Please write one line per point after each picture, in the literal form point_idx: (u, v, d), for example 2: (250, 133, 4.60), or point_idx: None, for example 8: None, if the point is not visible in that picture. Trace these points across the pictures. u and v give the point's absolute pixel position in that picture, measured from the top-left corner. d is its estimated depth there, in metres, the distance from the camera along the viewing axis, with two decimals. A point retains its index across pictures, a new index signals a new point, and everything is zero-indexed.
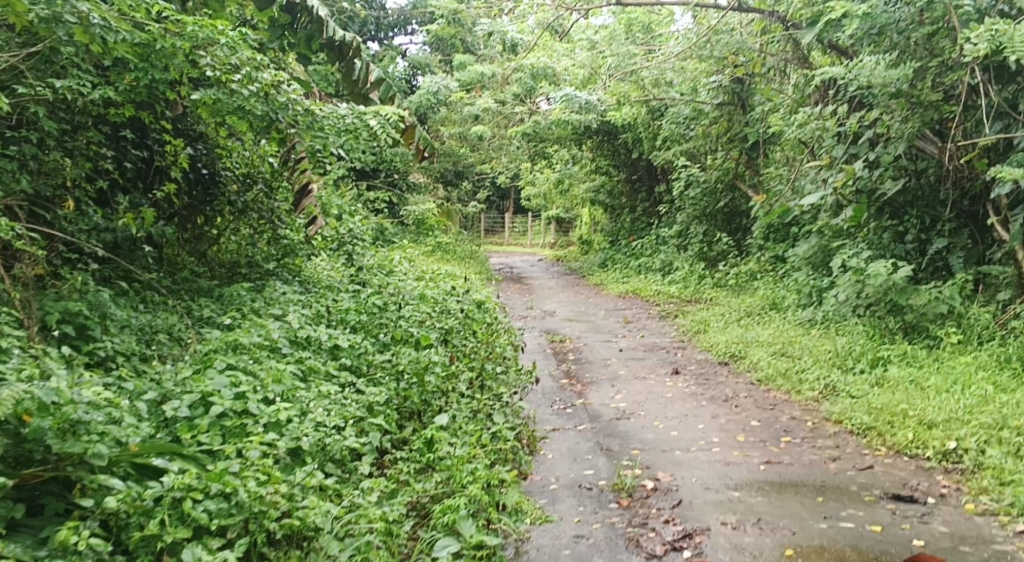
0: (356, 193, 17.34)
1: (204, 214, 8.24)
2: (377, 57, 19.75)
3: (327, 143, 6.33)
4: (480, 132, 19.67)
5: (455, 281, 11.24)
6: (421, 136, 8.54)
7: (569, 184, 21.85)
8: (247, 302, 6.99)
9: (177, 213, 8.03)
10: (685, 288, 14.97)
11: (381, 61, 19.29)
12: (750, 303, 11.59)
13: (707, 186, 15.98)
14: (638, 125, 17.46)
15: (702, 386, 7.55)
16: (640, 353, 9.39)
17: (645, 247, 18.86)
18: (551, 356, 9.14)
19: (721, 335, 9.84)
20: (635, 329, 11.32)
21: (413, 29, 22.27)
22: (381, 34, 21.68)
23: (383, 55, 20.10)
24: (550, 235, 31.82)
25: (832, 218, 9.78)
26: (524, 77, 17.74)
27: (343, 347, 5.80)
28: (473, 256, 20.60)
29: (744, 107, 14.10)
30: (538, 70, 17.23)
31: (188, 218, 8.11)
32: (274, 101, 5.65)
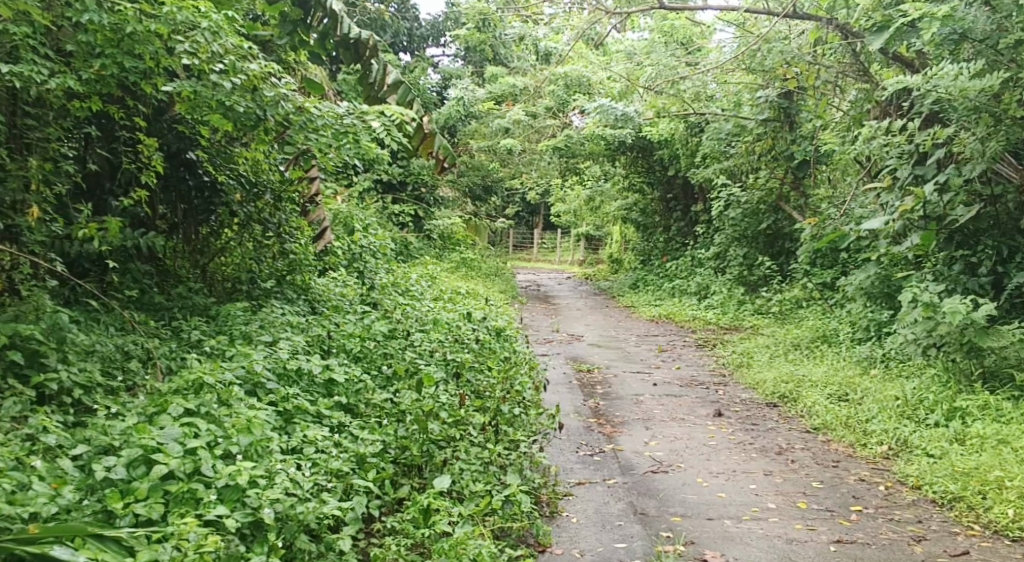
0: (378, 206, 16.78)
1: (205, 224, 7.59)
2: (407, 68, 19.13)
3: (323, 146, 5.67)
4: (511, 146, 18.98)
5: (477, 302, 10.47)
6: (441, 146, 7.73)
7: (600, 202, 21.11)
8: (239, 324, 6.26)
9: (179, 223, 7.43)
10: (723, 314, 14.08)
11: (411, 71, 18.68)
12: (797, 335, 10.68)
13: (749, 207, 15.11)
14: (676, 141, 16.67)
15: (750, 433, 6.67)
16: (676, 389, 8.52)
17: (679, 269, 17.99)
18: (578, 390, 8.31)
19: (767, 371, 8.93)
20: (670, 360, 10.45)
21: (445, 41, 21.49)
22: (413, 46, 20.90)
23: (413, 65, 19.48)
24: (579, 252, 31.03)
25: (893, 246, 8.89)
26: (557, 88, 17.13)
27: (338, 381, 5.03)
28: (499, 274, 19.84)
29: (792, 123, 13.28)
30: (573, 80, 16.52)
31: (190, 230, 7.51)
32: (263, 97, 5.18)
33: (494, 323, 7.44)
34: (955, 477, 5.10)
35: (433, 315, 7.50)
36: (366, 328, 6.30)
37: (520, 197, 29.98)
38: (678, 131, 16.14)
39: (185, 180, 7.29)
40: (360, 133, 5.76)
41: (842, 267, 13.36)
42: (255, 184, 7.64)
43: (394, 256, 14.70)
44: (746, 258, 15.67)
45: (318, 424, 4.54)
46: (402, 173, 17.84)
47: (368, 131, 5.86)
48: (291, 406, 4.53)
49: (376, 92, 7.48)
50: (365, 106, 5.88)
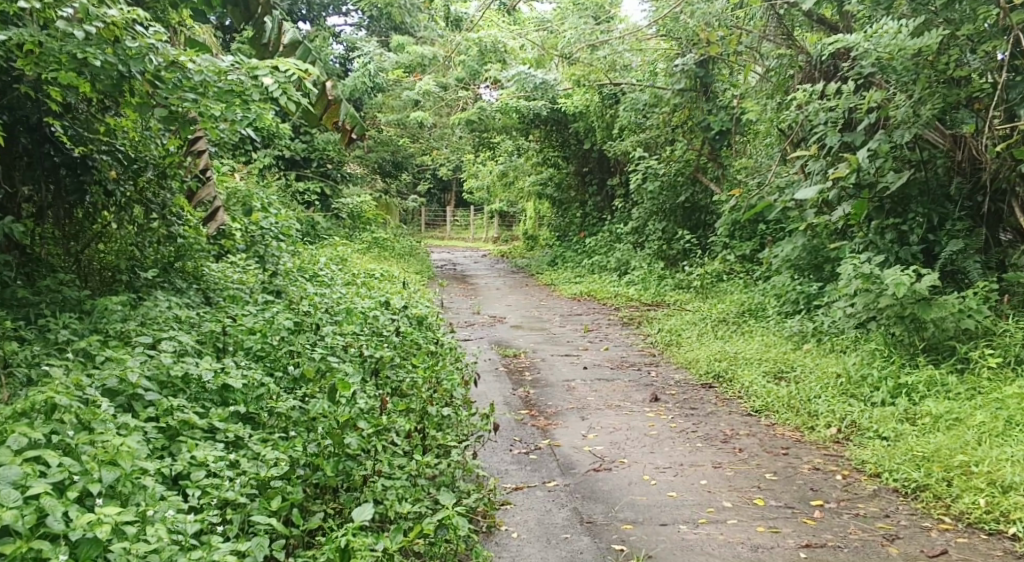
0: (282, 185, 15.89)
1: (78, 207, 6.75)
2: (308, 38, 17.86)
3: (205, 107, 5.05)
4: (420, 119, 18.18)
5: (392, 286, 9.76)
6: (347, 115, 7.00)
7: (514, 177, 20.64)
8: (117, 322, 5.45)
9: (48, 207, 6.60)
10: (644, 290, 13.77)
11: (313, 41, 17.71)
12: (723, 309, 10.37)
13: (666, 179, 14.77)
14: (590, 113, 16.26)
15: (692, 419, 6.25)
16: (607, 372, 8.06)
17: (597, 245, 17.61)
18: (505, 379, 7.75)
19: (699, 349, 8.57)
20: (597, 340, 10.01)
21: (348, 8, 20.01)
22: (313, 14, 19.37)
23: (315, 35, 18.19)
24: (493, 229, 30.53)
25: (822, 216, 8.64)
26: (469, 57, 16.51)
27: (235, 387, 4.34)
28: (413, 253, 19.13)
29: (708, 92, 12.92)
30: (485, 47, 15.91)
31: (62, 214, 6.67)
32: (125, 49, 4.56)
33: (411, 309, 6.78)
34: (917, 462, 4.76)
35: (343, 302, 6.77)
36: (265, 321, 5.55)
37: (431, 175, 29.21)
38: (592, 101, 15.70)
39: (49, 156, 6.42)
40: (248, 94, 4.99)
41: (761, 239, 13.18)
42: (136, 160, 6.80)
43: (299, 238, 13.84)
44: (665, 232, 15.38)
45: (210, 445, 3.88)
46: (307, 149, 16.90)
47: (256, 92, 5.14)
48: (176, 421, 3.92)
49: (269, 52, 6.72)
50: (254, 61, 5.18)
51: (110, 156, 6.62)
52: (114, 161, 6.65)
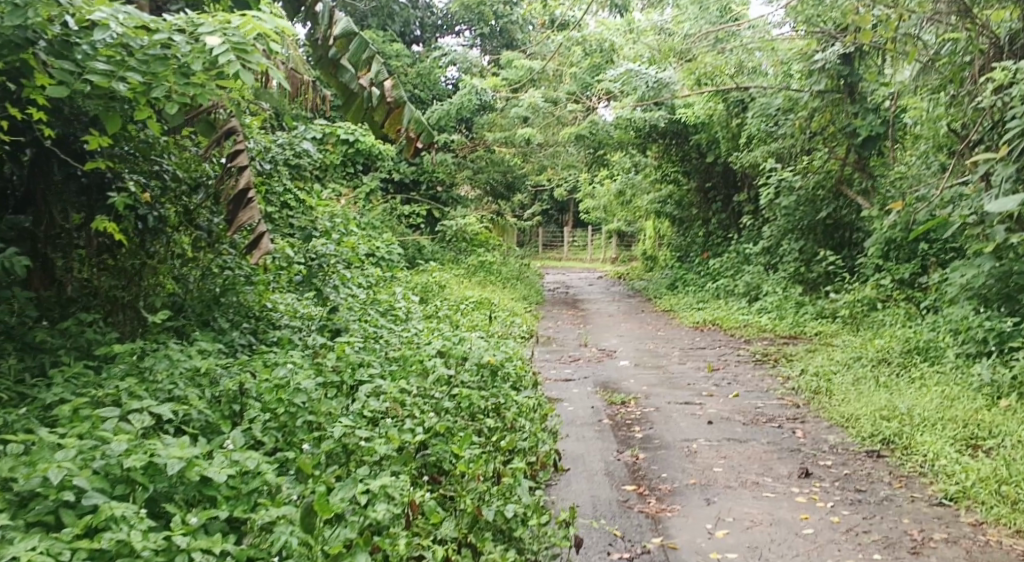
0: (385, 207, 15.11)
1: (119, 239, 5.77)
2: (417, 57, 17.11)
3: (132, 81, 4.12)
4: (529, 135, 16.81)
5: (482, 321, 8.51)
6: (411, 120, 5.96)
7: (631, 195, 19.22)
8: (115, 375, 4.44)
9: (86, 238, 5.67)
10: (779, 318, 12.01)
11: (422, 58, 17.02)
12: (882, 349, 8.56)
13: (805, 193, 12.96)
14: (714, 123, 14.73)
15: (859, 511, 4.70)
16: (738, 430, 6.50)
17: (722, 267, 15.86)
18: (609, 438, 6.32)
19: (856, 403, 6.86)
20: (725, 384, 8.39)
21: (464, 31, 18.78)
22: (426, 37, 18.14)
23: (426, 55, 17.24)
24: (611, 250, 29.07)
25: (1016, 235, 6.82)
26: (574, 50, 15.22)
27: (218, 482, 3.16)
28: (522, 277, 17.93)
29: (853, 92, 11.29)
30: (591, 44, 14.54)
31: (99, 246, 5.71)
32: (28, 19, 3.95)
33: (488, 360, 5.48)
34: None
35: (406, 348, 5.57)
36: (292, 380, 4.36)
37: (547, 194, 28.11)
38: (716, 108, 14.15)
39: (74, 175, 5.47)
40: (190, 60, 4.17)
41: (923, 261, 11.22)
42: (185, 182, 5.88)
43: (396, 263, 12.90)
44: (803, 252, 13.53)
45: None
46: (413, 171, 16.09)
47: (196, 61, 4.12)
48: (113, 541, 2.77)
49: (324, 48, 5.67)
50: (201, 19, 4.29)
51: (157, 176, 5.72)
52: (159, 181, 5.72)
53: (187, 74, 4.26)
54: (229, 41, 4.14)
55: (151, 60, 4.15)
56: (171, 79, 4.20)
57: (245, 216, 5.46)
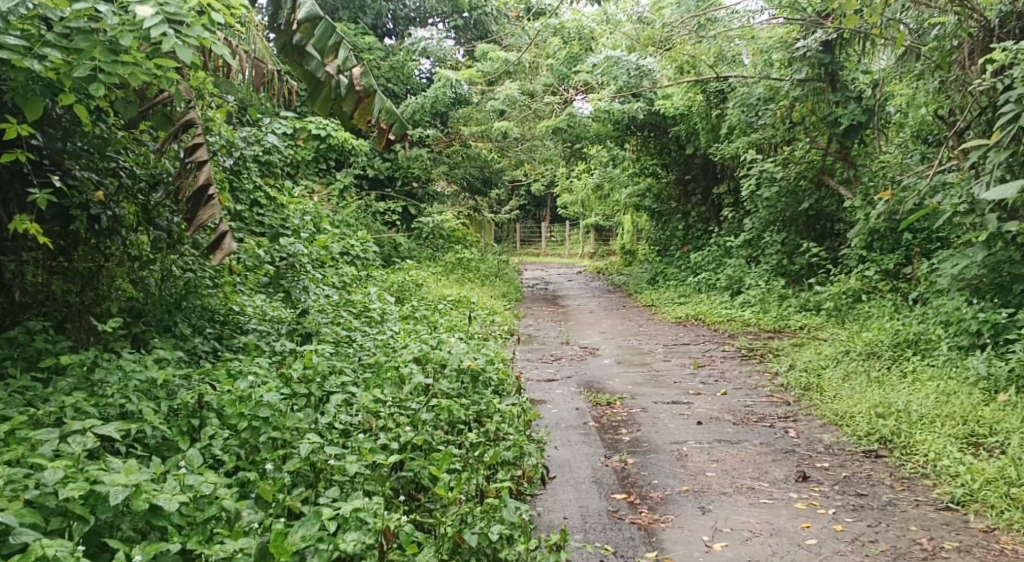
0: (360, 204, 14.73)
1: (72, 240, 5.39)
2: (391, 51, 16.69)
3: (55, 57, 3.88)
4: (505, 130, 16.43)
5: (460, 321, 8.20)
6: (381, 110, 5.57)
7: (609, 189, 18.96)
8: (62, 389, 4.09)
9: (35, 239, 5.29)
10: (763, 312, 11.79)
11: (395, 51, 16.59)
12: (872, 342, 8.34)
13: (787, 184, 12.74)
14: (693, 114, 14.51)
15: (863, 520, 4.47)
16: (730, 431, 6.24)
17: (703, 260, 15.65)
18: (596, 442, 6.04)
19: (850, 400, 6.62)
20: (712, 381, 8.14)
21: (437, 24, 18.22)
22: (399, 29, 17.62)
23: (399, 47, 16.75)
24: (589, 244, 28.82)
25: (1011, 224, 6.62)
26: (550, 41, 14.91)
27: (169, 511, 2.86)
28: (501, 274, 17.62)
29: (835, 80, 11.11)
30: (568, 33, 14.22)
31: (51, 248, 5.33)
32: None
33: (467, 364, 5.18)
34: None
35: (380, 353, 5.25)
36: (256, 392, 4.04)
37: (523, 189, 27.80)
38: (695, 99, 13.94)
39: (20, 173, 5.03)
40: (118, 32, 3.94)
41: (906, 251, 11.06)
42: (144, 179, 5.53)
43: (371, 261, 12.55)
44: (785, 244, 13.33)
45: None
46: (388, 167, 15.75)
47: (122, 34, 3.91)
48: None
49: (288, 34, 5.33)
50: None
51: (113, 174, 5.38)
52: (116, 180, 5.36)
53: (116, 51, 4.04)
54: (161, 12, 3.95)
55: (75, 34, 3.94)
56: (98, 55, 3.96)
57: (206, 214, 5.11)
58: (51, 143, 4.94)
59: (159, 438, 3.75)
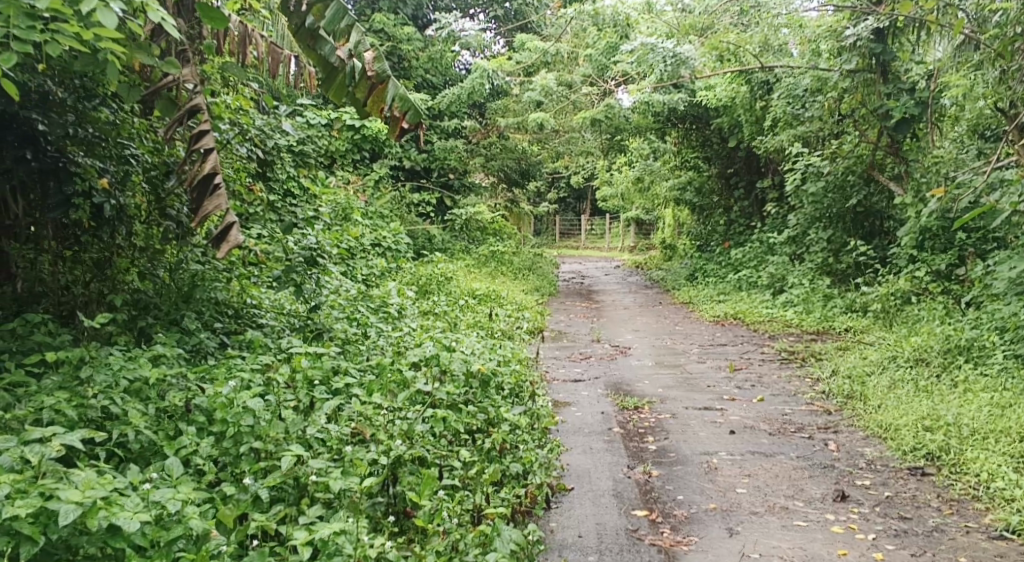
0: (394, 196, 14.51)
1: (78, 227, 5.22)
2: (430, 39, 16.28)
3: None
4: (541, 120, 15.90)
5: (485, 318, 7.92)
6: (395, 97, 5.32)
7: (649, 182, 18.53)
8: (50, 386, 3.90)
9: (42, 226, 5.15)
10: (806, 312, 11.31)
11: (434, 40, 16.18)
12: (919, 347, 7.86)
13: (834, 179, 12.21)
14: (736, 106, 14.04)
15: (906, 549, 4.09)
16: (764, 442, 5.87)
17: (745, 257, 15.16)
18: (620, 450, 5.70)
19: (896, 411, 6.19)
20: (748, 386, 7.74)
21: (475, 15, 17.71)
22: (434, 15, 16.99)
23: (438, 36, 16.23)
24: (629, 237, 28.35)
25: None
26: (590, 30, 14.53)
27: (130, 532, 2.75)
28: (536, 268, 17.30)
29: (886, 71, 10.53)
30: (607, 20, 13.83)
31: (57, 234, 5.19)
32: None
33: (479, 367, 4.89)
34: None
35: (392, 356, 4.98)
36: (248, 397, 3.81)
37: (563, 182, 27.41)
38: (739, 90, 13.49)
39: (23, 159, 4.86)
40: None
41: (959, 251, 10.50)
42: (155, 167, 5.34)
43: (402, 254, 12.33)
44: (831, 242, 12.80)
45: None
46: (423, 158, 15.53)
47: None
48: None
49: (300, 16, 5.04)
50: None
51: (124, 162, 5.21)
52: (125, 168, 5.17)
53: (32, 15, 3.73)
54: None
55: None
56: (11, 17, 3.66)
57: (211, 204, 4.86)
58: (56, 127, 4.75)
59: (144, 442, 3.54)
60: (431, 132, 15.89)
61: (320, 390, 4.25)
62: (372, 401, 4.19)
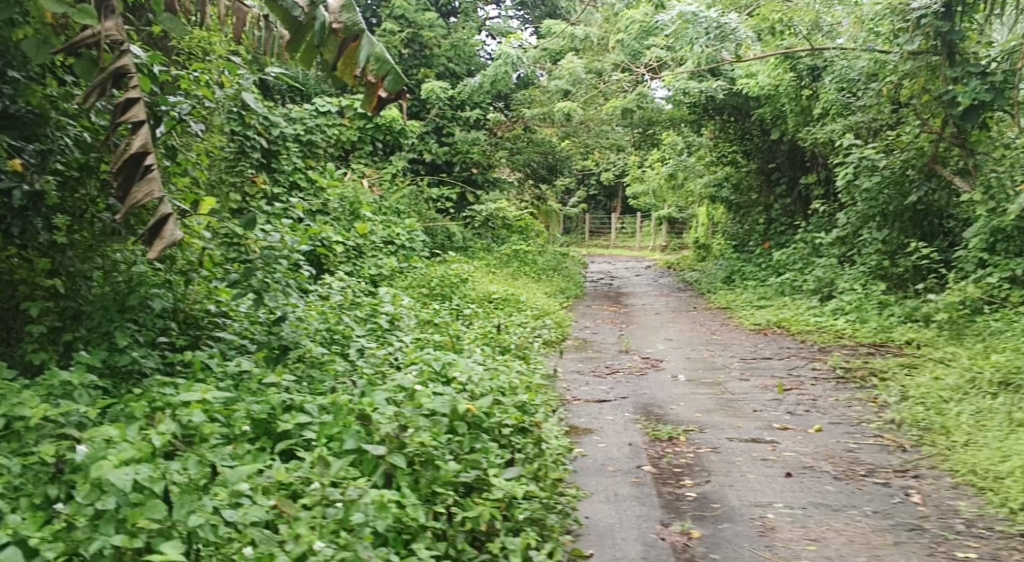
0: (412, 190, 13.52)
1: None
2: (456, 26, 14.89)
3: None
4: (568, 110, 14.73)
5: (494, 329, 6.86)
6: (370, 57, 4.48)
7: (683, 179, 17.41)
8: None
9: None
10: (859, 322, 10.12)
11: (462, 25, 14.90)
12: (1004, 368, 6.69)
13: (890, 174, 10.93)
14: (780, 95, 12.90)
15: None
16: (832, 491, 4.76)
17: (788, 259, 13.94)
18: (651, 498, 4.62)
19: (991, 452, 5.05)
20: (802, 412, 6.61)
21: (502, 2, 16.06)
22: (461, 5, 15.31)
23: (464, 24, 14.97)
24: (661, 237, 27.21)
25: None
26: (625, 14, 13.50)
27: None
28: (562, 268, 16.25)
29: (952, 52, 9.24)
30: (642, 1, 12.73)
31: None
32: None
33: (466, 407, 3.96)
34: None
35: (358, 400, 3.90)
36: (117, 462, 2.98)
37: (594, 179, 26.32)
38: (784, 77, 12.38)
39: None
40: None
41: None
42: (93, 148, 4.41)
43: (418, 252, 11.33)
44: (886, 243, 11.40)
45: None
46: (445, 151, 14.49)
47: None
48: None
49: None
50: None
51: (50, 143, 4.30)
52: (48, 149, 4.27)
53: None
54: None
55: None
56: None
57: (141, 191, 3.88)
58: None
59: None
60: (453, 124, 14.71)
61: (223, 453, 3.42)
62: (289, 478, 3.31)
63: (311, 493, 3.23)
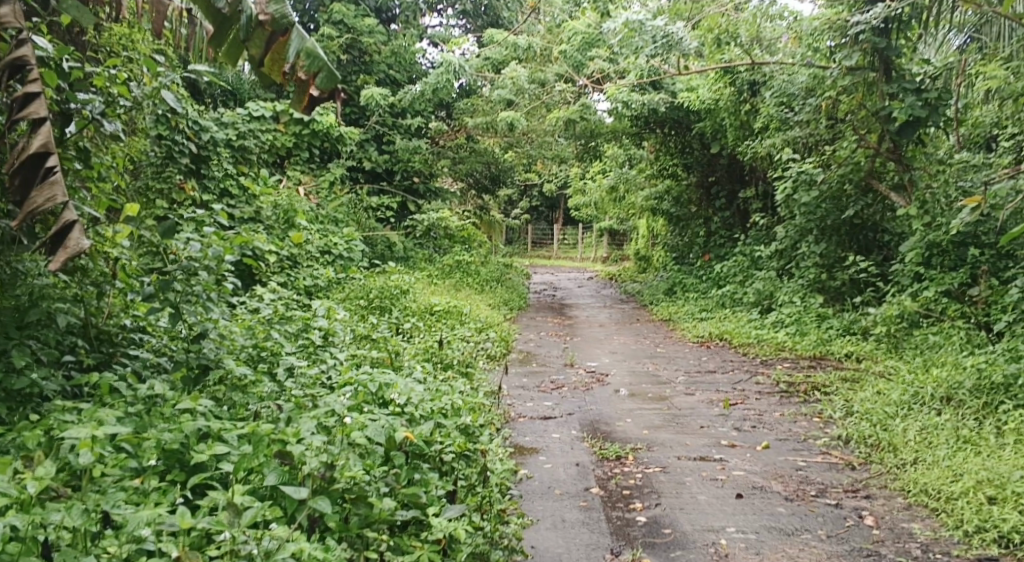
0: (350, 199, 13.13)
1: None
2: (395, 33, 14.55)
3: None
4: (509, 120, 14.50)
5: (434, 344, 6.57)
6: (300, 52, 4.37)
7: (624, 191, 17.34)
8: None
9: None
10: (800, 334, 10.10)
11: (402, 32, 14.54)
12: (946, 382, 6.66)
13: (828, 188, 10.87)
14: (721, 108, 12.90)
15: None
16: (784, 514, 4.60)
17: (728, 271, 13.94)
18: (600, 524, 4.40)
19: (940, 470, 4.96)
20: (748, 428, 6.47)
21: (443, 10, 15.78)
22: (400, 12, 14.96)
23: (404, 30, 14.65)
24: (602, 248, 27.18)
25: None
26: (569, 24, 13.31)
27: None
28: (505, 280, 16.00)
29: (889, 67, 9.26)
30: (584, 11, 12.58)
31: None
32: None
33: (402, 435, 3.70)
34: None
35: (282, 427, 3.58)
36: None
37: (536, 191, 26.16)
38: (724, 91, 12.38)
39: None
40: None
41: (971, 269, 9.25)
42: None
43: (356, 263, 10.94)
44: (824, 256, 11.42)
45: None
46: (384, 159, 14.13)
47: None
48: None
49: None
50: None
51: None
52: None
53: None
54: None
55: None
56: None
57: (41, 195, 3.49)
58: None
59: None
60: (393, 131, 14.35)
61: (123, 495, 3.06)
62: (197, 522, 2.97)
63: (225, 539, 2.90)
